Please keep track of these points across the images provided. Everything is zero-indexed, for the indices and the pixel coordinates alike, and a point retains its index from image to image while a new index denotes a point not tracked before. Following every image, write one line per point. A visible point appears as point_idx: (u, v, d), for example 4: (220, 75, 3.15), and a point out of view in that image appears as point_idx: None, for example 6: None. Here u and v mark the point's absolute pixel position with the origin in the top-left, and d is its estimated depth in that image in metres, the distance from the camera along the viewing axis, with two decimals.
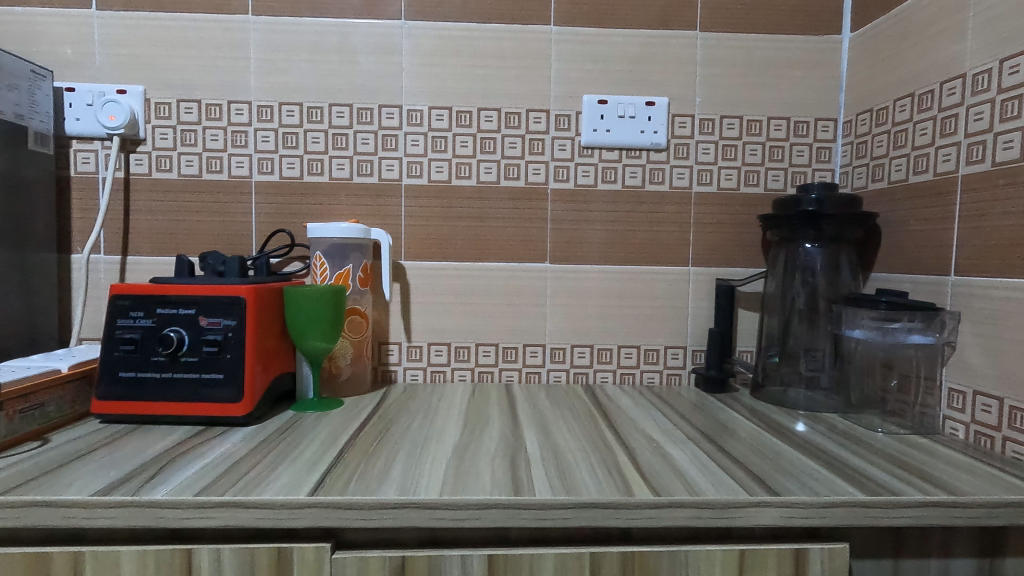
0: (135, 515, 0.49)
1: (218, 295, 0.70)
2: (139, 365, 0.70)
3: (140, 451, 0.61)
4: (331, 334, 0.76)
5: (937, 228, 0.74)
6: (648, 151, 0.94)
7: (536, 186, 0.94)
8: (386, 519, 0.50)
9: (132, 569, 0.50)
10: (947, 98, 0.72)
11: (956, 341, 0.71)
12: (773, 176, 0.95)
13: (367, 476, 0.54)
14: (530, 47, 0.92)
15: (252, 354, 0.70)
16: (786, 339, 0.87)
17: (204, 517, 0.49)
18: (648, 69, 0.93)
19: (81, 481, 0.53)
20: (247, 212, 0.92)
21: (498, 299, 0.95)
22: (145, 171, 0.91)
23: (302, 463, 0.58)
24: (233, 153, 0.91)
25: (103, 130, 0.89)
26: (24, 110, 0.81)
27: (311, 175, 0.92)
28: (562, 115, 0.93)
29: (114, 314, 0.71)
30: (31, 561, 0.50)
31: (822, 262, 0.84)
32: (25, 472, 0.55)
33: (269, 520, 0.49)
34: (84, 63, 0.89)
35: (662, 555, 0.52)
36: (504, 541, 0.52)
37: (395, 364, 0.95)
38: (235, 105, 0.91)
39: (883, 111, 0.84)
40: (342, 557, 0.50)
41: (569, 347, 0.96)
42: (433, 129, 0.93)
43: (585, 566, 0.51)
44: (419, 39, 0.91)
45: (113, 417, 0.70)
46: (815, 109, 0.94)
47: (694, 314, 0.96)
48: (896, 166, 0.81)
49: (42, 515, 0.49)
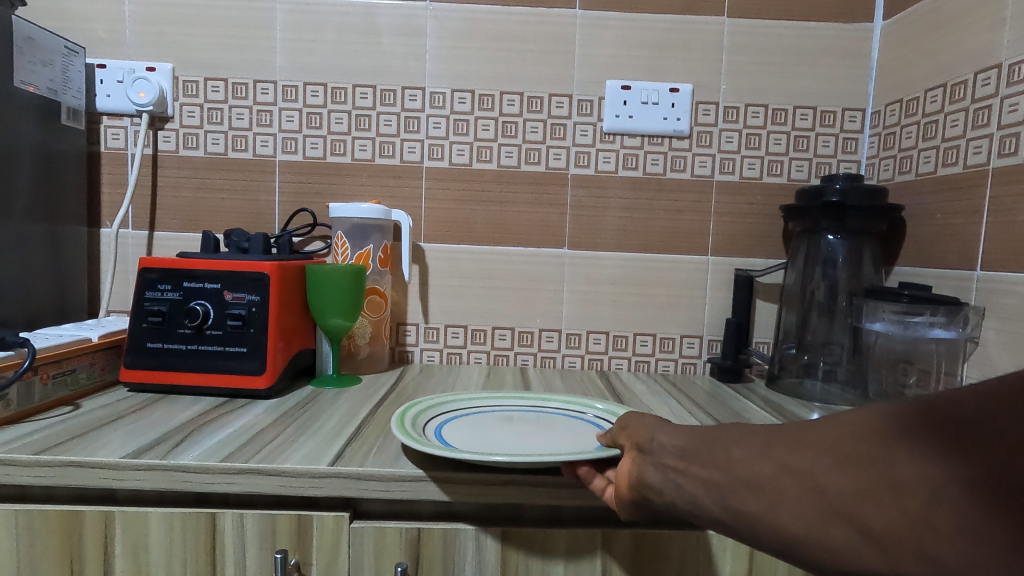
0: (164, 478, 0.51)
1: (242, 271, 0.72)
2: (167, 336, 0.72)
3: (167, 419, 0.63)
4: (351, 313, 0.77)
5: (964, 222, 0.72)
6: (670, 138, 0.93)
7: (557, 171, 0.94)
8: (404, 492, 0.51)
9: (159, 530, 0.52)
10: (981, 88, 0.71)
11: (980, 337, 0.70)
12: (797, 167, 0.94)
13: (385, 450, 0.56)
14: (554, 31, 0.91)
15: (275, 330, 0.72)
16: (804, 333, 0.87)
17: (229, 483, 0.51)
18: (673, 55, 0.92)
19: (111, 445, 0.54)
20: (271, 191, 0.94)
21: (516, 283, 0.95)
22: (173, 148, 0.93)
23: (322, 436, 0.59)
24: (259, 133, 0.93)
25: (133, 107, 0.91)
26: (58, 86, 0.83)
27: (335, 156, 0.93)
28: (585, 100, 0.93)
29: (142, 287, 0.72)
30: (63, 520, 0.52)
31: (844, 254, 0.83)
32: (58, 435, 0.57)
33: (292, 488, 0.51)
34: (115, 41, 0.91)
35: (674, 536, 0.53)
36: (518, 520, 0.54)
37: (412, 345, 0.97)
38: (260, 84, 0.92)
39: (913, 101, 0.83)
40: (360, 527, 0.52)
41: (584, 333, 0.97)
42: (455, 112, 0.93)
43: (598, 545, 0.52)
44: (444, 22, 0.91)
45: (141, 386, 0.72)
46: (842, 98, 0.93)
47: (712, 303, 0.96)
48: (925, 158, 0.80)
49: (75, 475, 0.51)
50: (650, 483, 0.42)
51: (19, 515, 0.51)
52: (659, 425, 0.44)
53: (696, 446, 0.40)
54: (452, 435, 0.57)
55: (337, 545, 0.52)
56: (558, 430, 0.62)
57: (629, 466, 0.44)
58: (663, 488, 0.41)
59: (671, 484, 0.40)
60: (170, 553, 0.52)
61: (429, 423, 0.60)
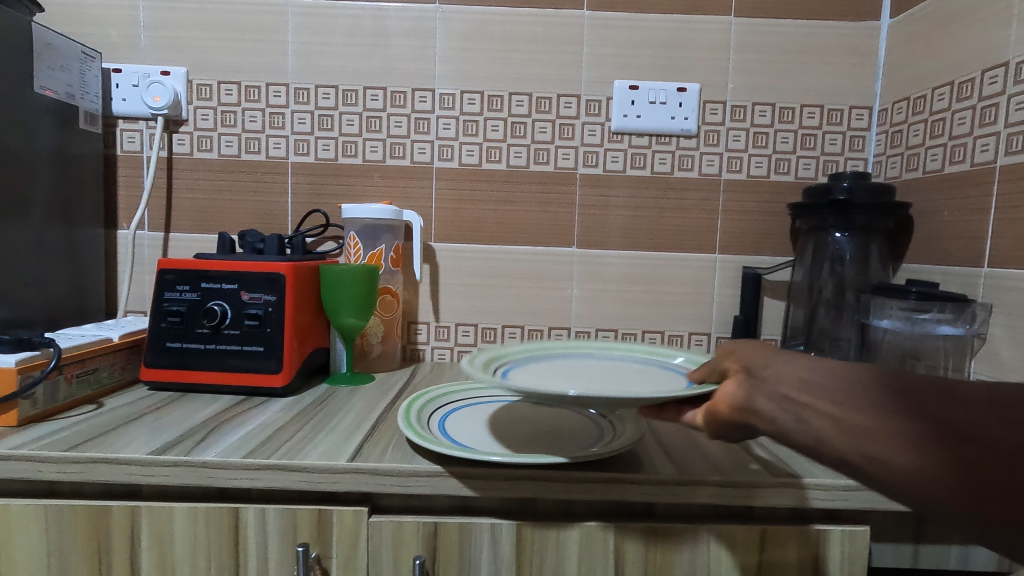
0: (189, 474, 0.52)
1: (259, 271, 0.73)
2: (185, 336, 0.74)
3: (188, 417, 0.64)
4: (364, 312, 0.79)
5: (971, 220, 0.73)
6: (678, 137, 0.94)
7: (565, 171, 0.95)
8: (421, 486, 0.53)
9: (184, 524, 0.53)
10: (988, 86, 0.71)
11: (986, 333, 0.71)
12: (805, 165, 0.94)
13: (402, 445, 0.57)
14: (563, 31, 0.92)
15: (291, 329, 0.73)
16: (812, 329, 0.88)
17: (250, 478, 0.52)
18: (679, 54, 0.93)
19: (136, 442, 0.56)
20: (283, 192, 0.95)
21: (526, 282, 0.96)
22: (187, 151, 0.94)
23: (340, 432, 0.61)
24: (271, 135, 0.94)
25: (148, 111, 0.93)
26: (75, 91, 0.85)
27: (345, 157, 0.94)
28: (593, 100, 0.93)
29: (161, 288, 0.74)
30: (90, 514, 0.53)
31: (851, 252, 0.84)
32: (84, 432, 0.58)
33: (311, 483, 0.52)
34: (129, 45, 0.92)
35: (684, 530, 0.53)
36: (532, 514, 0.55)
37: (424, 343, 0.98)
38: (273, 87, 0.94)
39: (920, 99, 0.83)
40: (378, 521, 0.53)
41: (593, 331, 0.98)
42: (465, 113, 0.94)
43: (611, 539, 0.53)
44: (452, 23, 0.92)
45: (161, 384, 0.74)
46: (850, 96, 0.93)
47: (719, 300, 0.97)
48: (932, 156, 0.80)
49: (103, 471, 0.52)
50: (760, 410, 0.43)
51: (49, 510, 0.53)
52: (770, 351, 0.44)
53: (830, 385, 0.40)
54: (457, 430, 0.59)
55: (356, 539, 0.53)
56: (562, 424, 0.63)
57: (732, 387, 0.45)
58: (780, 417, 0.42)
59: (791, 415, 0.41)
60: (195, 545, 0.53)
61: (432, 417, 0.62)
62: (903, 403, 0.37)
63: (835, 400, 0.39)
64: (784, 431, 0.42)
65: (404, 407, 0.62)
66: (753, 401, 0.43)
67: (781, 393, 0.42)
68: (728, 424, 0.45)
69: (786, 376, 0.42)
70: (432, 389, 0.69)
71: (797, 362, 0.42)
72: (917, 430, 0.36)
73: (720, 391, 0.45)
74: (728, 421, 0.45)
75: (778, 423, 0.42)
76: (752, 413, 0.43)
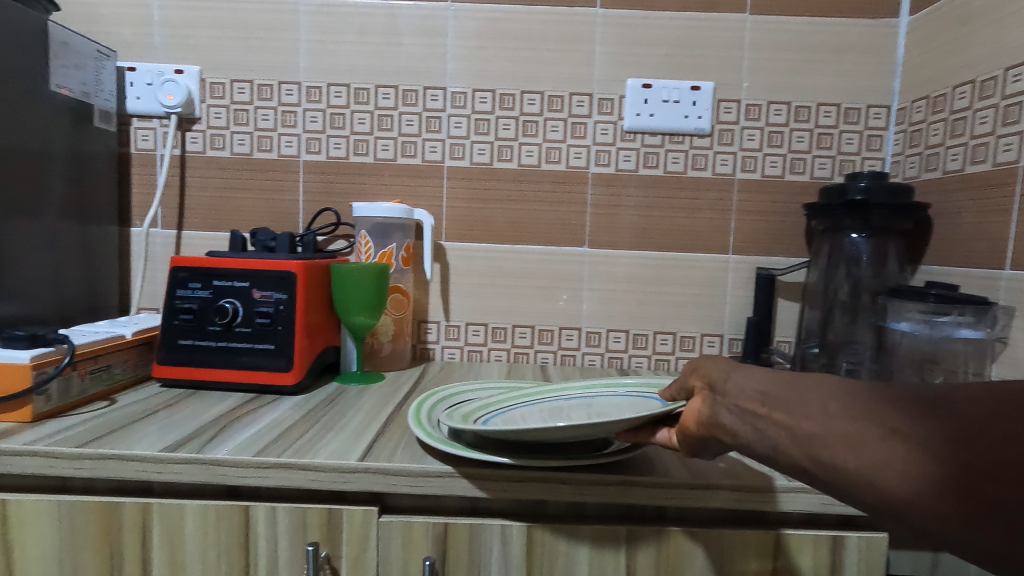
0: (200, 471, 0.52)
1: (269, 269, 0.73)
2: (197, 333, 0.74)
3: (200, 414, 0.64)
4: (374, 311, 0.79)
5: (993, 221, 0.72)
6: (691, 136, 0.93)
7: (577, 170, 0.94)
8: (431, 486, 0.52)
9: (194, 522, 0.53)
10: (1011, 85, 0.69)
11: (1008, 337, 0.69)
12: (821, 164, 0.93)
13: (412, 445, 0.57)
14: (575, 29, 0.92)
15: (302, 327, 0.73)
16: (825, 332, 0.86)
17: (261, 476, 0.52)
18: (693, 53, 0.92)
19: (149, 438, 0.56)
20: (295, 190, 0.95)
21: (537, 282, 0.96)
22: (200, 149, 0.95)
23: (350, 431, 0.61)
24: (283, 133, 0.94)
25: (161, 109, 0.93)
26: (90, 89, 0.86)
27: (357, 156, 0.94)
28: (605, 98, 0.93)
29: (174, 285, 0.74)
30: (102, 510, 0.53)
31: (868, 253, 0.83)
32: (97, 428, 0.58)
33: (321, 482, 0.52)
34: (144, 44, 0.93)
35: (697, 535, 0.53)
36: (543, 516, 0.54)
37: (434, 342, 0.98)
38: (285, 85, 0.94)
39: (940, 98, 0.81)
40: (388, 521, 0.53)
41: (604, 331, 0.97)
42: (476, 112, 0.93)
43: (623, 542, 0.53)
44: (463, 22, 0.92)
45: (173, 381, 0.74)
46: (867, 95, 0.92)
47: (732, 301, 0.96)
48: (952, 156, 0.79)
49: (116, 467, 0.53)
50: (721, 423, 0.43)
51: (63, 505, 0.53)
52: (731, 365, 0.45)
53: (783, 395, 0.41)
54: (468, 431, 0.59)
55: (366, 539, 0.53)
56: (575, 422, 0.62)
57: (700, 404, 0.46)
58: (743, 431, 0.42)
59: (750, 427, 0.42)
60: (205, 543, 0.54)
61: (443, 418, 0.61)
62: (858, 405, 0.37)
63: (787, 410, 0.40)
64: (746, 445, 0.42)
65: (414, 407, 0.62)
66: (715, 416, 0.44)
67: (741, 406, 0.42)
68: (698, 440, 0.46)
69: (745, 389, 0.42)
70: (442, 389, 0.69)
71: (753, 375, 0.43)
72: (863, 428, 0.36)
73: (688, 408, 0.46)
74: (697, 436, 0.46)
75: (740, 436, 0.42)
76: (717, 428, 0.44)
